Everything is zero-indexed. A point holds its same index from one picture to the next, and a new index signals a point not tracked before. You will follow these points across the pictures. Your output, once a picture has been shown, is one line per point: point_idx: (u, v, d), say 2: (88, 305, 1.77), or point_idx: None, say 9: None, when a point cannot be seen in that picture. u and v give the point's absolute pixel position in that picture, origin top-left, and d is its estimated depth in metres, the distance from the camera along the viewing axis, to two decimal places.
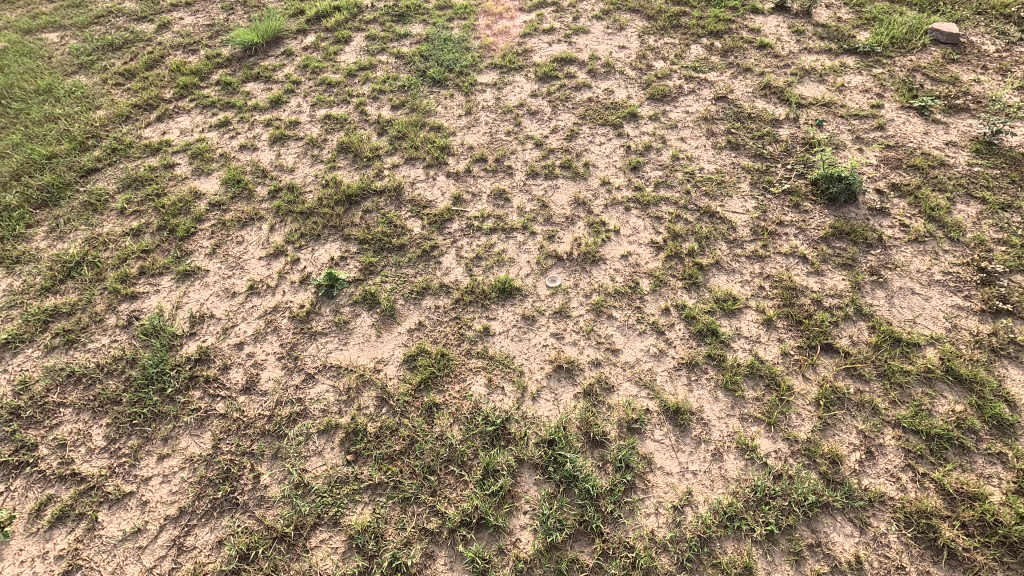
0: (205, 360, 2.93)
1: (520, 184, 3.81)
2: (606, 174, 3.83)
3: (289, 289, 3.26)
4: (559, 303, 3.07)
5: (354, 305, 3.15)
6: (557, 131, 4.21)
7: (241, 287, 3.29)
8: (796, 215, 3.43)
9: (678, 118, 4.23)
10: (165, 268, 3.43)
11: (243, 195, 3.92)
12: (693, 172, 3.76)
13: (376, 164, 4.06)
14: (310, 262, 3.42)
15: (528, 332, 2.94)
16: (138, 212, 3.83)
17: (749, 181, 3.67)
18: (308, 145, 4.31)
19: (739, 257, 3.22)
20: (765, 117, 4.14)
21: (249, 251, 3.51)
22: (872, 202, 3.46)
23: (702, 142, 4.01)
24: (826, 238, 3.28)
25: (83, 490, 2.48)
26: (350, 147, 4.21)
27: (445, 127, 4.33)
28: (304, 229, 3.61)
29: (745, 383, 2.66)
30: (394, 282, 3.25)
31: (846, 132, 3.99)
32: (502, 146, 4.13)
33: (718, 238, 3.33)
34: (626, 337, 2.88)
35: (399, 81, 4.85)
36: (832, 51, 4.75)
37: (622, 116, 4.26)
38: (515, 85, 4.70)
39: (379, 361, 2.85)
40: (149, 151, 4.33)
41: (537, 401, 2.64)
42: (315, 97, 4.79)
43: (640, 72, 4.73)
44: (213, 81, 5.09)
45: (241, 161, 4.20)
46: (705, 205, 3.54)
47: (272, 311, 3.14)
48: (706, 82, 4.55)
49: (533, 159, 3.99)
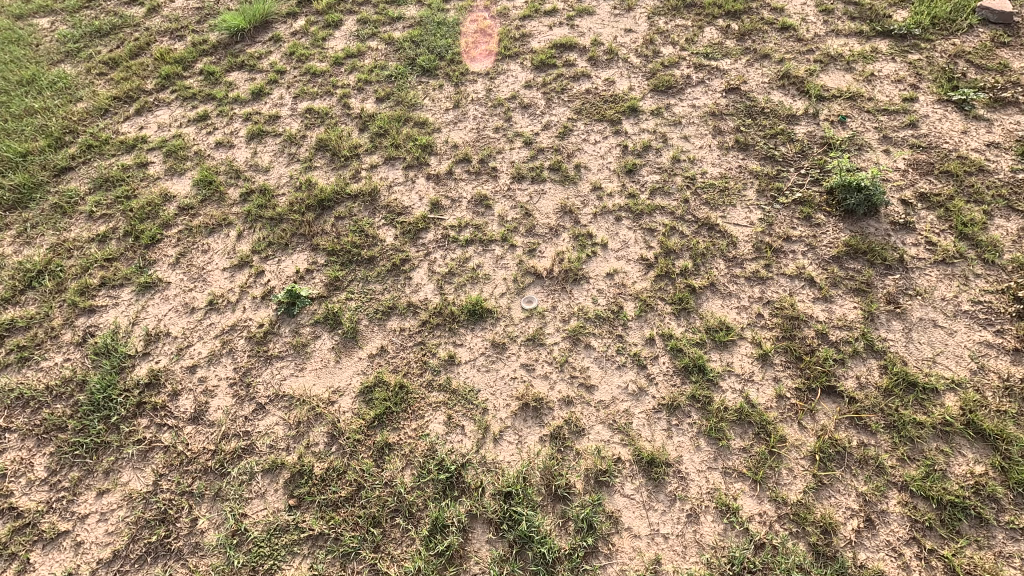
0: (155, 385, 2.77)
1: (504, 189, 3.51)
2: (598, 178, 3.50)
3: (250, 305, 3.07)
4: (533, 328, 2.80)
5: (315, 324, 2.95)
6: (550, 127, 3.88)
7: (200, 301, 3.12)
8: (806, 229, 3.07)
9: (682, 113, 3.85)
10: (127, 279, 3.27)
11: (213, 198, 3.72)
12: (694, 177, 3.41)
13: (354, 164, 3.81)
14: (274, 274, 3.22)
15: (496, 361, 2.69)
16: (107, 215, 3.67)
17: (756, 188, 3.30)
18: (286, 142, 4.07)
19: (737, 278, 2.90)
20: (781, 113, 3.73)
21: (213, 261, 3.33)
22: (895, 215, 3.06)
23: (706, 142, 3.63)
24: (839, 258, 2.91)
25: (18, 527, 2.37)
26: (329, 145, 3.96)
27: (431, 123, 4.03)
28: (272, 237, 3.40)
29: (732, 431, 2.37)
30: (359, 300, 3.03)
31: (872, 130, 3.56)
32: (489, 145, 3.82)
33: (715, 255, 3.00)
34: (603, 370, 2.61)
35: (387, 71, 4.55)
36: (863, 34, 4.26)
37: (622, 111, 3.90)
38: (509, 74, 4.35)
39: (334, 391, 2.65)
40: (124, 148, 4.15)
41: (498, 444, 2.41)
42: (299, 88, 4.53)
43: (645, 59, 4.33)
44: (197, 70, 4.87)
45: (216, 160, 4.00)
46: (704, 216, 3.19)
47: (229, 330, 2.96)
48: (717, 71, 4.13)
49: (520, 160, 3.68)
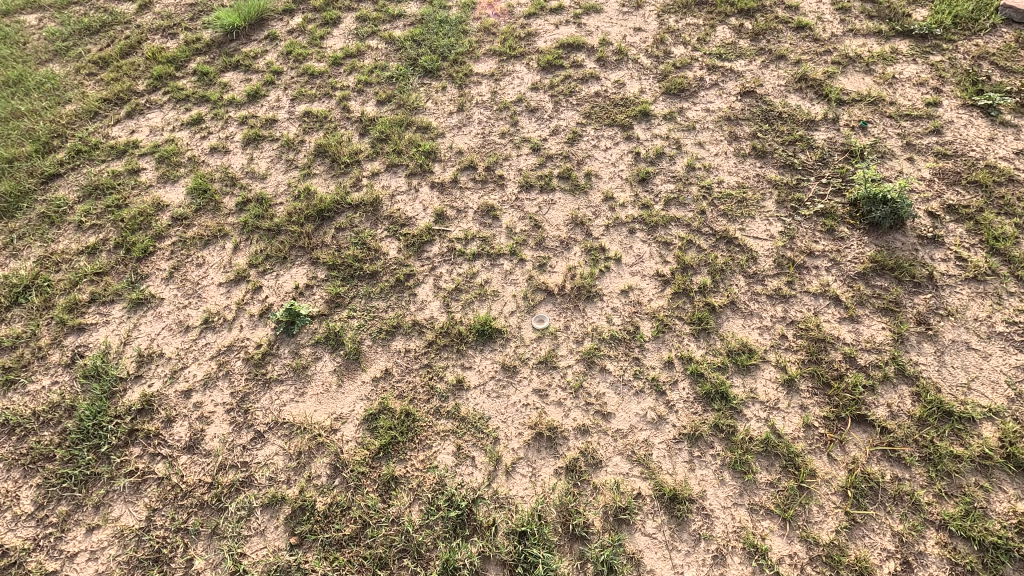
0: (148, 411, 2.63)
1: (511, 198, 3.37)
2: (610, 187, 3.36)
3: (247, 323, 2.93)
4: (545, 349, 2.67)
5: (316, 345, 2.81)
6: (558, 132, 3.73)
7: (195, 320, 2.97)
8: (829, 243, 2.93)
9: (696, 117, 3.70)
10: (118, 295, 3.13)
11: (208, 207, 3.57)
12: (711, 187, 3.27)
13: (354, 171, 3.66)
14: (272, 290, 3.07)
15: (507, 386, 2.56)
16: (96, 225, 3.52)
17: (776, 199, 3.17)
18: (283, 147, 3.91)
19: (758, 296, 2.76)
20: (799, 118, 3.59)
21: (209, 276, 3.18)
22: (923, 228, 2.93)
23: (722, 148, 3.49)
24: (865, 274, 2.78)
25: (4, 566, 2.24)
26: (328, 150, 3.81)
27: (434, 127, 3.88)
28: (270, 250, 3.26)
29: (758, 463, 2.25)
30: (362, 319, 2.89)
31: (895, 136, 3.42)
32: (495, 151, 3.67)
33: (735, 271, 2.87)
34: (620, 397, 2.48)
35: (387, 71, 4.38)
36: (882, 33, 4.10)
37: (633, 115, 3.75)
38: (515, 76, 4.19)
39: (337, 418, 2.52)
40: (114, 153, 3.98)
41: (511, 477, 2.28)
42: (296, 90, 4.36)
43: (656, 60, 4.17)
44: (190, 71, 4.70)
45: (211, 167, 3.84)
46: (722, 228, 3.06)
47: (225, 351, 2.82)
48: (732, 73, 3.98)
49: (528, 168, 3.53)
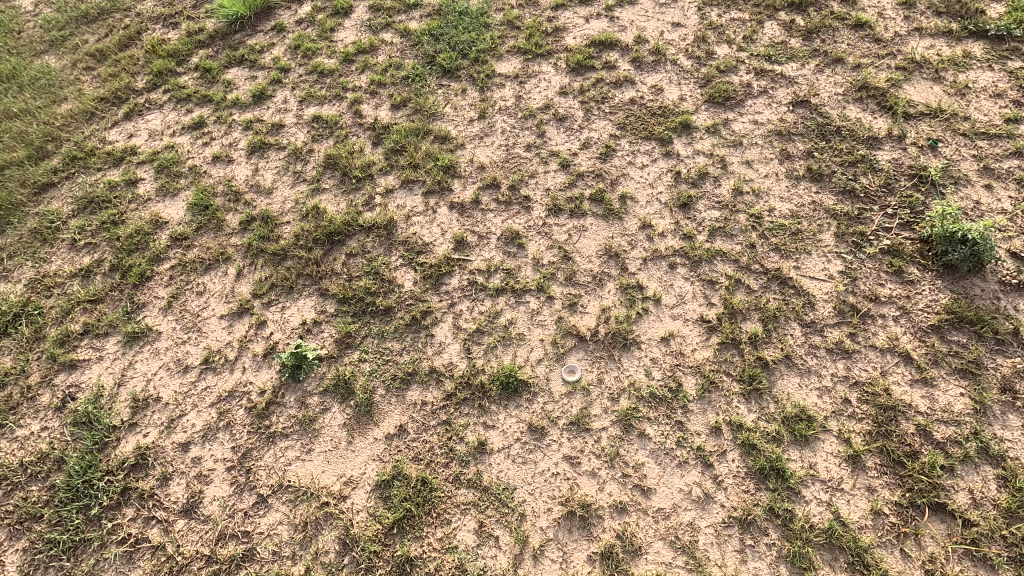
0: (142, 466, 2.42)
1: (538, 223, 3.06)
2: (647, 213, 3.04)
3: (251, 365, 2.69)
4: (576, 408, 2.41)
5: (324, 393, 2.56)
6: (589, 146, 3.39)
7: (194, 358, 2.74)
8: (897, 286, 2.61)
9: (743, 130, 3.34)
10: (112, 326, 2.90)
11: (210, 225, 3.31)
12: (761, 215, 2.94)
13: (367, 187, 3.36)
14: (278, 325, 2.83)
15: (534, 450, 2.31)
16: (91, 244, 3.27)
17: (834, 231, 2.84)
18: (290, 157, 3.62)
19: (817, 349, 2.46)
20: (860, 133, 3.21)
21: (209, 306, 2.94)
22: (1006, 272, 2.59)
23: (772, 169, 3.14)
24: (939, 327, 2.46)
25: None
26: (338, 162, 3.51)
27: (453, 137, 3.56)
28: (275, 278, 3.00)
29: (819, 557, 2.00)
30: (374, 362, 2.64)
31: (970, 157, 3.05)
32: (520, 167, 3.35)
33: (790, 319, 2.56)
34: (661, 468, 2.22)
35: (403, 71, 4.04)
36: (953, 33, 3.67)
37: (673, 127, 3.40)
38: (541, 78, 3.83)
39: (347, 483, 2.30)
40: (111, 161, 3.72)
41: (539, 563, 2.07)
42: (305, 91, 4.04)
43: (697, 62, 3.78)
44: (192, 66, 4.38)
45: (212, 178, 3.57)
46: (774, 266, 2.74)
47: (226, 398, 2.59)
48: (782, 79, 3.59)
49: (556, 188, 3.22)
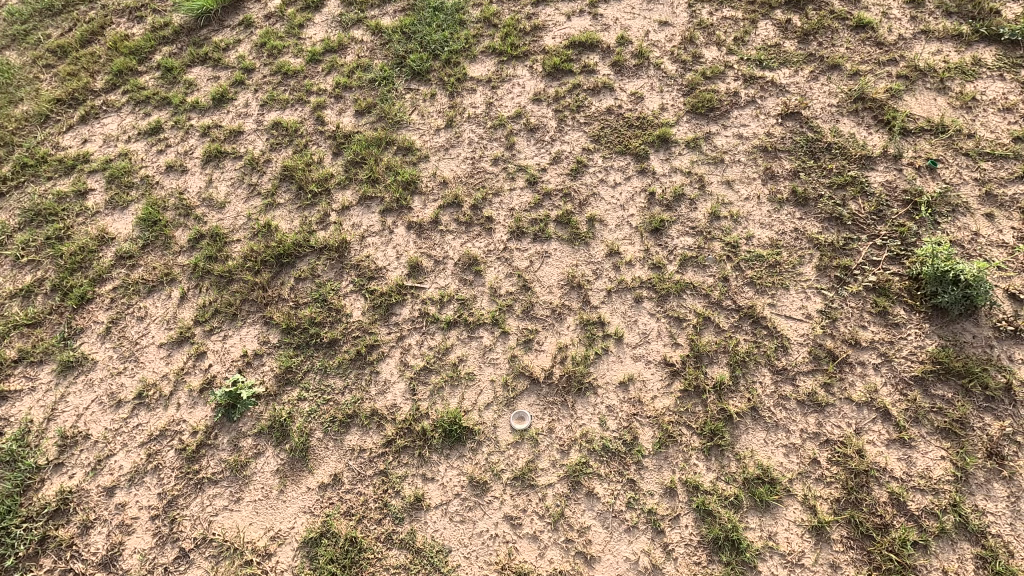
0: (64, 512, 2.30)
1: (498, 247, 2.86)
2: (615, 239, 2.82)
3: (186, 401, 2.54)
4: (523, 460, 2.23)
5: (259, 435, 2.42)
6: (560, 161, 3.16)
7: (128, 392, 2.60)
8: (880, 330, 2.39)
9: (725, 146, 3.09)
10: (47, 353, 2.76)
11: (157, 242, 3.14)
12: (737, 244, 2.71)
13: (322, 204, 3.17)
14: (218, 357, 2.67)
15: (473, 508, 2.15)
16: (34, 261, 3.13)
17: (816, 264, 2.61)
18: (246, 168, 3.43)
19: (787, 400, 2.26)
20: (853, 152, 2.95)
21: (149, 333, 2.79)
22: (1002, 316, 2.35)
23: (754, 190, 2.90)
24: (923, 378, 2.24)
25: None
26: (294, 175, 3.31)
27: (416, 148, 3.34)
28: (219, 304, 2.84)
29: None
30: (313, 402, 2.48)
31: (971, 181, 2.78)
32: (484, 183, 3.13)
33: (760, 365, 2.36)
34: (608, 534, 2.06)
35: (370, 72, 3.79)
36: (963, 36, 3.35)
37: (650, 141, 3.15)
38: (515, 83, 3.58)
39: (275, 538, 2.17)
40: (62, 169, 3.55)
41: None
42: (267, 93, 3.82)
43: (682, 66, 3.50)
44: (154, 64, 4.15)
45: (164, 190, 3.38)
46: (748, 303, 2.52)
47: (157, 437, 2.45)
48: (773, 87, 3.31)
49: (521, 208, 3.00)
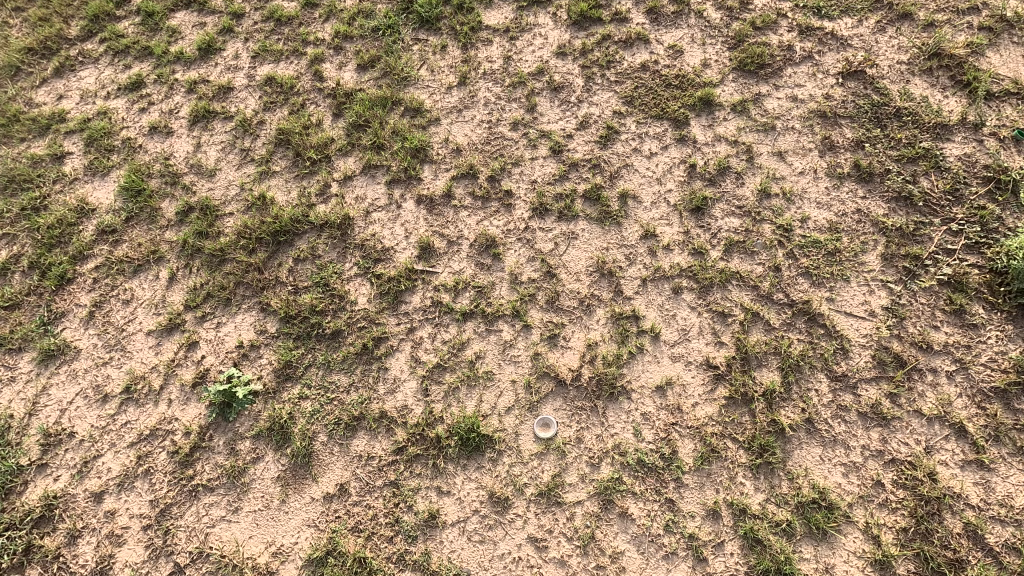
0: (50, 518, 2.13)
1: (519, 226, 2.57)
2: (651, 219, 2.51)
3: (177, 397, 2.32)
4: (549, 474, 2.02)
5: (257, 437, 2.21)
6: (588, 126, 2.80)
7: (115, 385, 2.38)
8: (956, 331, 2.11)
9: (777, 110, 2.72)
10: (26, 340, 2.53)
11: (143, 215, 2.84)
12: (791, 226, 2.39)
13: (322, 172, 2.86)
14: (212, 347, 2.44)
15: (494, 527, 1.96)
16: (10, 235, 2.85)
17: (882, 252, 2.30)
18: (238, 130, 3.08)
19: (847, 412, 2.01)
20: (926, 119, 2.57)
21: (136, 319, 2.54)
22: None
23: (810, 163, 2.56)
24: (1004, 390, 1.99)
25: None
26: (291, 140, 2.97)
27: (426, 110, 2.98)
28: (212, 287, 2.58)
29: None
30: (316, 401, 2.26)
31: None
32: (503, 151, 2.79)
33: (816, 369, 2.09)
34: (644, 560, 1.87)
35: (372, 19, 3.35)
36: None
37: (691, 104, 2.77)
38: (536, 34, 3.15)
39: (276, 554, 2.00)
40: (37, 129, 3.21)
41: None
42: (258, 44, 3.40)
43: (729, 14, 3.04)
44: (132, 7, 3.66)
45: (148, 154, 3.05)
46: (804, 297, 2.23)
47: (147, 437, 2.24)
48: (834, 40, 2.88)
49: (544, 181, 2.67)
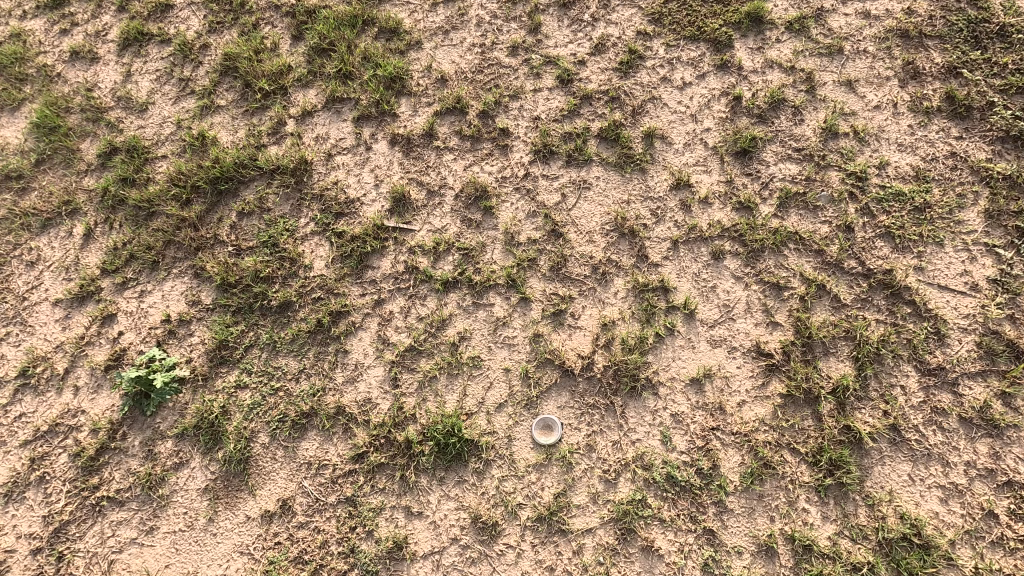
0: None
1: (517, 173, 2.05)
2: (683, 164, 1.98)
3: (86, 384, 1.85)
4: (552, 493, 1.58)
5: (181, 437, 1.74)
6: (606, 48, 2.23)
7: (10, 369, 1.90)
8: None
9: (846, 28, 2.13)
10: None
11: (56, 158, 2.32)
12: (866, 173, 1.86)
13: (275, 107, 2.31)
14: (132, 321, 1.95)
15: (477, 562, 1.53)
16: None
17: (986, 207, 1.77)
18: (176, 55, 2.51)
19: (945, 419, 1.54)
20: None
21: (41, 286, 2.05)
22: None
23: (888, 94, 2.00)
24: None
25: None
26: (238, 66, 2.41)
27: (404, 30, 2.40)
28: (135, 246, 2.07)
29: None
30: (258, 392, 1.79)
31: None
32: (498, 81, 2.24)
33: (903, 360, 1.61)
34: None
35: None
36: None
37: (737, 20, 2.18)
38: None
39: None
40: None
41: None
42: None
43: None
44: None
45: (67, 85, 2.50)
46: (885, 264, 1.72)
47: (44, 435, 1.78)
48: None
49: (549, 118, 2.14)
